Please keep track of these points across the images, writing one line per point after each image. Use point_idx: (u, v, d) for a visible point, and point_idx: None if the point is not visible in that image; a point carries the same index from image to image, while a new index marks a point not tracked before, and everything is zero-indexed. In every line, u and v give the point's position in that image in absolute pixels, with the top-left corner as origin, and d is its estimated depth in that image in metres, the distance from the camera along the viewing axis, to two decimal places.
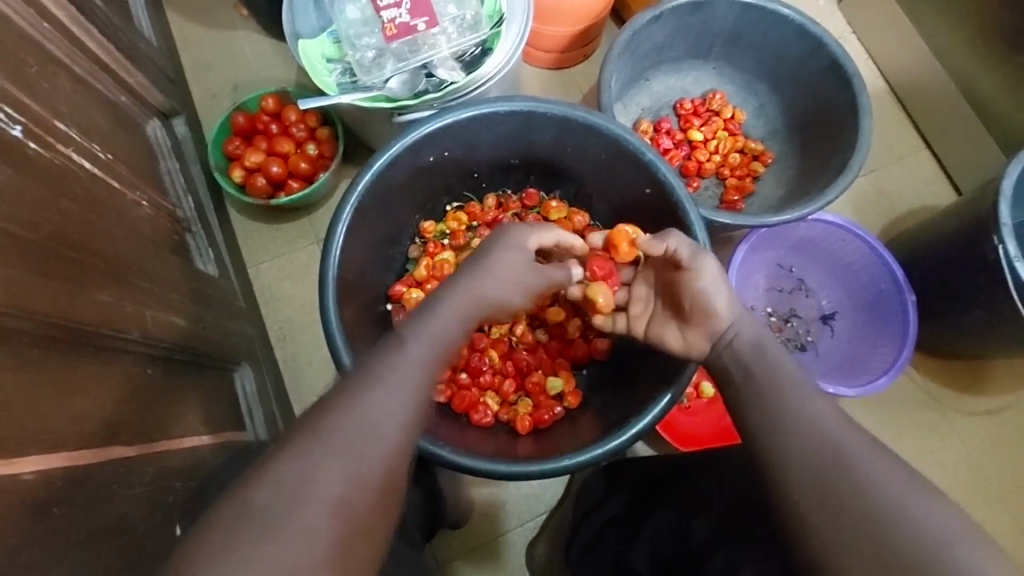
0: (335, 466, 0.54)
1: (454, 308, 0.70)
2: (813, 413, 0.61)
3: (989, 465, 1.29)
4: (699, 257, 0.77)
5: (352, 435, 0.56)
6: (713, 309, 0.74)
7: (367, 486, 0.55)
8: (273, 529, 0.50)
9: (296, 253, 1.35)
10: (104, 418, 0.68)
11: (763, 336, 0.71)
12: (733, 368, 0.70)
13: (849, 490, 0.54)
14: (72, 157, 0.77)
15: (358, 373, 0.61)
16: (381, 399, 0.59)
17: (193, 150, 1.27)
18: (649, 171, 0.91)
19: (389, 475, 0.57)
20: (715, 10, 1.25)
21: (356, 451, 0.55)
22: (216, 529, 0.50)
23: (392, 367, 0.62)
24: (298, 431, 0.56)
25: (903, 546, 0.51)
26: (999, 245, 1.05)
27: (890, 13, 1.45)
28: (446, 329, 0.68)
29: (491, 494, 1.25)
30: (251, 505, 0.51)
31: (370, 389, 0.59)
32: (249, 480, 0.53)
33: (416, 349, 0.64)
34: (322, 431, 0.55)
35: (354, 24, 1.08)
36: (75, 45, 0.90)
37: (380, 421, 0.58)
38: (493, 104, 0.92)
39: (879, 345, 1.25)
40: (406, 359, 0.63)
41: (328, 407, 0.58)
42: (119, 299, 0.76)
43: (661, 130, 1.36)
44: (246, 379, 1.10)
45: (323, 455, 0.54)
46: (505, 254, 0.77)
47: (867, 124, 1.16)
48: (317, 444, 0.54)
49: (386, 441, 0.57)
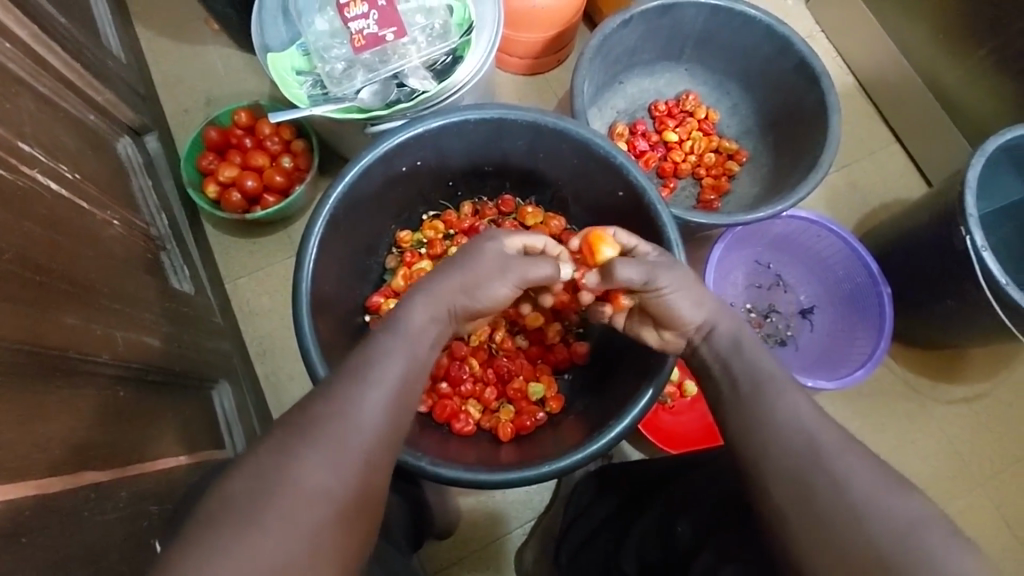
0: (317, 457, 0.54)
1: (433, 305, 0.70)
2: (787, 410, 0.61)
3: (968, 453, 1.31)
4: (653, 278, 0.73)
5: (335, 427, 0.56)
6: (682, 312, 0.73)
7: (352, 477, 0.55)
8: (254, 518, 0.50)
9: (274, 267, 1.34)
10: (74, 443, 0.66)
11: (739, 331, 0.73)
12: (712, 363, 0.71)
13: (822, 485, 0.55)
14: (37, 179, 0.76)
15: (340, 369, 0.62)
16: (364, 391, 0.59)
17: (166, 165, 1.26)
18: (621, 174, 0.92)
19: (372, 467, 0.57)
20: (684, 13, 1.26)
21: (339, 442, 0.55)
22: (189, 534, 0.49)
23: (374, 359, 0.62)
24: (280, 426, 0.57)
25: (880, 541, 0.51)
26: (967, 235, 1.06)
27: (857, 11, 1.47)
28: (426, 325, 0.68)
29: (477, 502, 1.24)
30: (228, 507, 0.50)
31: (352, 382, 0.60)
32: (231, 473, 0.53)
33: (398, 342, 0.65)
34: (305, 425, 0.56)
35: (322, 36, 1.08)
36: (39, 65, 0.89)
37: (362, 411, 0.58)
38: (463, 113, 0.91)
39: (856, 338, 1.26)
40: (386, 354, 0.63)
41: (310, 402, 0.58)
42: (88, 322, 0.75)
43: (636, 132, 1.37)
44: (225, 397, 1.09)
45: (306, 446, 0.54)
46: (484, 247, 0.75)
47: (836, 121, 1.17)
48: (301, 437, 0.55)
49: (370, 432, 0.57)
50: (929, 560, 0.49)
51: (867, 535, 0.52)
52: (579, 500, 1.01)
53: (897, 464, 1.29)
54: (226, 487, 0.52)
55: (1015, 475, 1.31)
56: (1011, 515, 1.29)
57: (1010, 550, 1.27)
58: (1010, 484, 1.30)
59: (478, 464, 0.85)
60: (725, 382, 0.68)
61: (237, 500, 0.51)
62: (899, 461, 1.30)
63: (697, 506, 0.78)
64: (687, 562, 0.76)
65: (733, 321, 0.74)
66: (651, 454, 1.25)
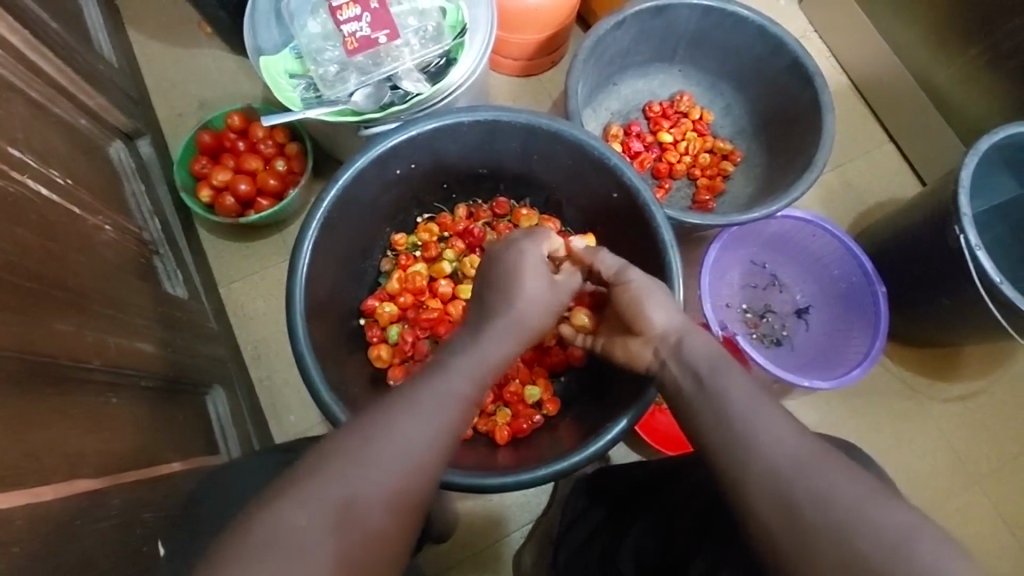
0: (361, 485, 0.54)
1: (491, 342, 0.70)
2: (770, 415, 0.61)
3: (964, 451, 1.32)
4: (623, 271, 0.80)
5: (381, 456, 0.56)
6: (648, 317, 0.75)
7: (390, 510, 0.55)
8: (297, 542, 0.50)
9: (268, 271, 1.33)
10: (66, 451, 0.66)
11: (710, 348, 0.71)
12: (682, 377, 0.70)
13: (810, 485, 0.55)
14: (28, 184, 0.76)
15: (400, 393, 0.62)
16: (416, 422, 0.59)
17: (159, 170, 1.25)
18: (614, 174, 0.92)
19: (416, 504, 0.57)
20: (677, 13, 1.26)
21: (385, 472, 0.55)
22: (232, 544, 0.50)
23: (431, 392, 0.62)
24: (330, 446, 0.56)
25: (864, 547, 0.51)
26: (961, 234, 1.07)
27: (849, 11, 1.47)
28: (483, 363, 0.68)
29: (475, 505, 1.23)
30: (272, 523, 0.51)
31: (413, 414, 0.59)
32: (278, 488, 0.53)
33: (459, 379, 0.64)
34: (352, 449, 0.56)
35: (315, 39, 1.07)
36: (30, 70, 0.88)
37: (414, 443, 0.58)
38: (457, 115, 0.91)
39: (852, 338, 1.26)
40: (448, 391, 0.63)
41: (361, 425, 0.58)
42: (80, 328, 0.74)
43: (631, 133, 1.37)
44: (219, 402, 1.08)
45: (353, 473, 0.54)
46: (539, 278, 0.76)
47: (830, 121, 1.17)
48: (346, 461, 0.55)
49: (416, 467, 0.57)
50: (914, 567, 0.50)
51: (850, 543, 0.52)
52: (576, 503, 1.01)
53: (892, 463, 1.30)
54: (268, 502, 0.52)
55: (1011, 472, 1.31)
56: (1006, 513, 1.29)
57: (1006, 548, 1.28)
58: (1006, 482, 1.31)
59: (473, 469, 0.84)
60: (695, 395, 0.67)
61: (275, 518, 0.51)
62: (894, 460, 1.30)
63: (695, 508, 0.78)
64: (686, 565, 0.75)
65: (704, 338, 0.72)
66: (648, 455, 1.25)
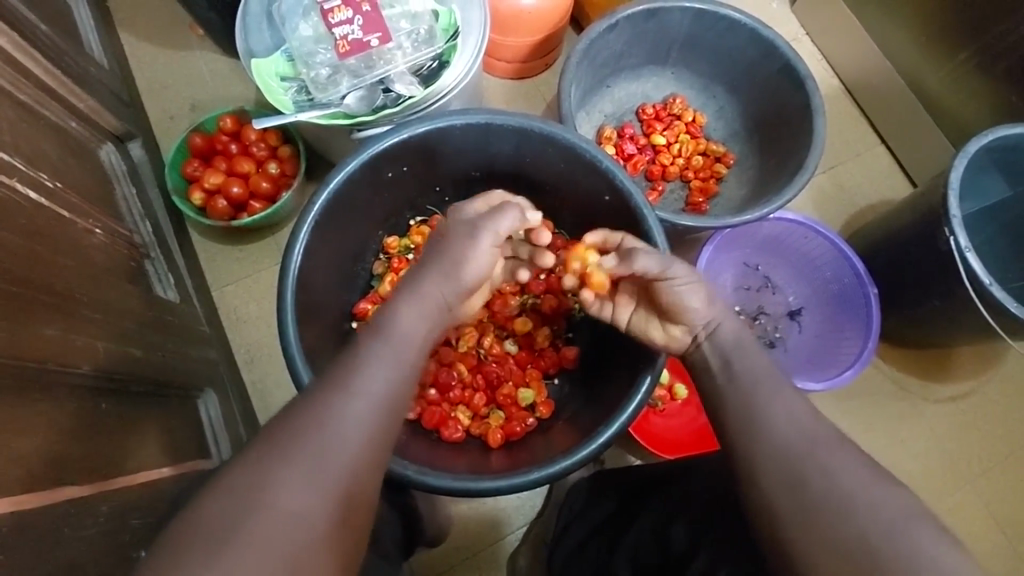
0: (296, 472, 0.52)
1: (417, 308, 0.68)
2: (766, 410, 0.63)
3: (955, 449, 1.32)
4: (666, 268, 0.75)
5: (315, 439, 0.55)
6: (686, 307, 0.74)
7: (332, 492, 0.53)
8: (225, 539, 0.48)
9: (259, 274, 1.32)
10: (53, 457, 0.65)
11: (739, 332, 0.73)
12: (711, 359, 0.72)
13: (809, 481, 0.56)
14: (16, 188, 0.75)
15: (326, 379, 0.60)
16: (344, 404, 0.58)
17: (150, 173, 1.24)
18: (605, 178, 0.92)
19: (351, 485, 0.55)
20: (670, 17, 1.27)
21: (316, 454, 0.54)
22: (166, 549, 0.48)
23: (357, 370, 0.60)
24: (259, 443, 0.55)
25: (860, 533, 0.52)
26: (951, 236, 1.07)
27: (839, 14, 1.48)
28: (411, 333, 0.66)
29: (468, 508, 1.23)
30: (206, 521, 0.49)
31: (334, 394, 0.58)
32: (211, 490, 0.52)
33: (380, 353, 0.63)
34: (282, 440, 0.54)
35: (307, 41, 1.07)
36: (20, 72, 0.88)
37: (340, 426, 0.56)
38: (449, 118, 0.91)
39: (844, 338, 1.27)
40: (368, 364, 0.61)
41: (290, 414, 0.57)
42: (68, 334, 0.74)
43: (624, 135, 1.38)
44: (211, 406, 1.07)
45: (281, 459, 0.53)
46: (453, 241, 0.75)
47: (821, 122, 1.18)
48: (276, 451, 0.53)
49: (351, 446, 0.56)
50: (908, 554, 0.50)
51: (847, 523, 0.53)
52: (573, 504, 1.00)
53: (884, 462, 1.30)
54: (204, 504, 0.50)
55: (1002, 472, 1.32)
56: (997, 511, 1.30)
57: (996, 546, 1.28)
58: (997, 482, 1.31)
59: (464, 472, 0.83)
60: (721, 375, 0.69)
61: (210, 515, 0.49)
62: (886, 460, 1.31)
63: (693, 511, 0.78)
64: (682, 566, 0.76)
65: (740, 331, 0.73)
66: (642, 457, 1.25)
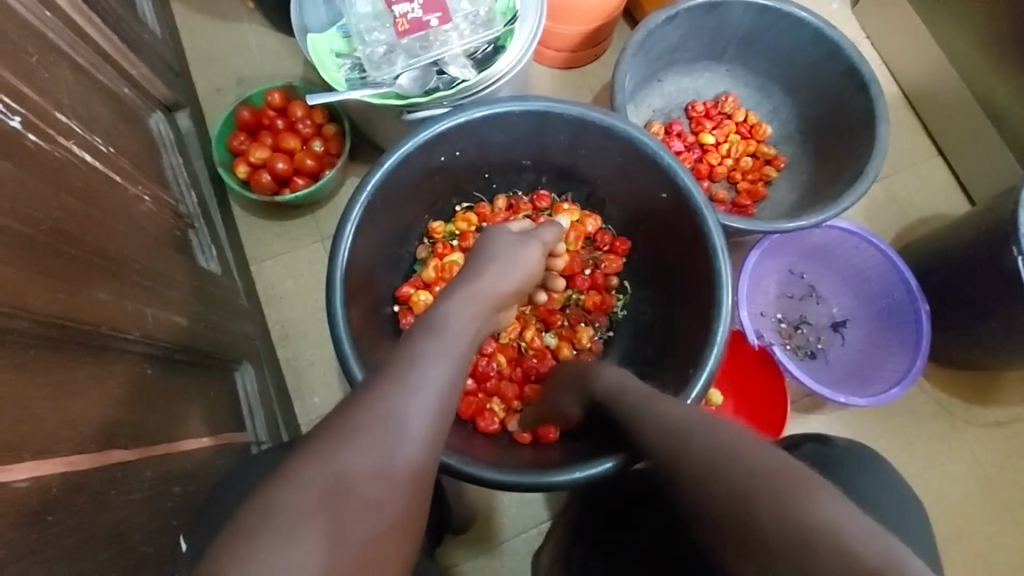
0: (366, 460, 0.53)
1: (468, 302, 0.69)
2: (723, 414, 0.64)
3: (998, 477, 1.28)
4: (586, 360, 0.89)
5: (382, 427, 0.54)
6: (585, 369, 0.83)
7: (400, 479, 0.54)
8: (306, 522, 0.49)
9: (300, 251, 1.32)
10: (103, 422, 0.66)
11: (620, 381, 0.76)
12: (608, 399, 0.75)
13: (745, 477, 0.55)
14: (72, 150, 0.76)
15: (387, 368, 0.60)
16: (409, 394, 0.57)
17: (196, 144, 1.25)
18: (667, 176, 0.89)
19: (418, 474, 0.55)
20: (730, 12, 1.23)
21: (385, 443, 0.54)
22: (243, 530, 0.48)
23: (418, 359, 0.60)
24: (325, 429, 0.55)
25: (784, 522, 0.50)
26: (1019, 255, 1.02)
27: (904, 17, 1.43)
28: (463, 326, 0.66)
29: (494, 500, 1.22)
30: (282, 503, 0.49)
31: (396, 383, 0.58)
32: (281, 475, 0.52)
33: (442, 344, 0.62)
34: (350, 426, 0.54)
35: (365, 18, 1.06)
36: (78, 35, 0.88)
37: (408, 415, 0.56)
38: (506, 104, 0.90)
39: (890, 354, 1.23)
40: (428, 353, 0.61)
41: (353, 402, 0.56)
42: (121, 298, 0.74)
43: (672, 132, 1.34)
44: (247, 377, 1.08)
45: (352, 449, 0.53)
46: (495, 242, 0.78)
47: (884, 129, 1.14)
48: (345, 438, 0.53)
49: (418, 434, 0.56)
50: (834, 538, 0.47)
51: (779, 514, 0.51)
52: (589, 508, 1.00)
53: (924, 485, 1.26)
54: (274, 490, 0.51)
55: None
56: None
57: None
58: None
59: (501, 463, 0.83)
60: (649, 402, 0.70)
61: (287, 500, 0.50)
62: (925, 483, 1.27)
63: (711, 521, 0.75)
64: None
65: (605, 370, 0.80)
66: None
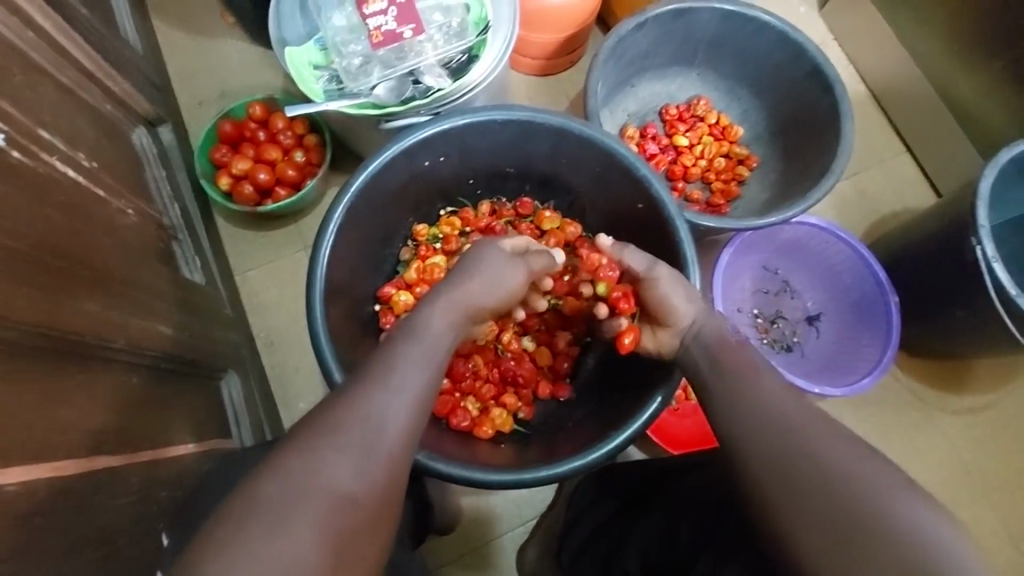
0: (342, 459, 0.55)
1: (445, 311, 0.70)
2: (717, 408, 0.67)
3: (972, 463, 1.31)
4: (653, 266, 0.84)
5: (359, 428, 0.57)
6: (674, 309, 0.80)
7: (376, 477, 0.56)
8: (283, 517, 0.51)
9: (284, 261, 1.34)
10: (91, 430, 0.68)
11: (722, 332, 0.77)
12: (701, 358, 0.75)
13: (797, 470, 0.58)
14: (56, 166, 0.78)
15: (365, 372, 0.62)
16: (385, 396, 0.59)
17: (179, 157, 1.27)
18: (642, 187, 0.93)
19: (393, 472, 0.57)
20: (699, 17, 1.27)
21: (360, 442, 0.56)
22: (222, 523, 0.50)
23: (395, 363, 0.62)
24: (303, 430, 0.57)
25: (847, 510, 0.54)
26: (978, 246, 1.07)
27: (869, 19, 1.47)
28: (441, 334, 0.68)
29: (481, 500, 1.24)
30: (260, 499, 0.51)
31: (374, 386, 0.60)
32: (261, 473, 0.54)
33: (418, 349, 0.64)
34: (327, 427, 0.56)
35: (341, 31, 1.08)
36: (61, 54, 0.90)
37: (384, 416, 0.58)
38: (488, 113, 0.92)
39: (862, 346, 1.27)
40: (405, 358, 0.63)
41: (331, 404, 0.59)
42: (105, 309, 0.75)
43: (646, 135, 1.38)
44: (233, 386, 1.10)
45: (330, 446, 0.55)
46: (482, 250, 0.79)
47: (849, 127, 1.17)
48: (324, 437, 0.55)
49: (393, 435, 0.58)
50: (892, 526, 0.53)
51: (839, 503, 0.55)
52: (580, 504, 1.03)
53: None
54: (254, 486, 0.53)
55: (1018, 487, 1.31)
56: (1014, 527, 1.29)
57: (1010, 562, 1.27)
58: (1012, 497, 1.30)
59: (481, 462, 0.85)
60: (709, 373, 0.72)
61: (267, 495, 0.52)
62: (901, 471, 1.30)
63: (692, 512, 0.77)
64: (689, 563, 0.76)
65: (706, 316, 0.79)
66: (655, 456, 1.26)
